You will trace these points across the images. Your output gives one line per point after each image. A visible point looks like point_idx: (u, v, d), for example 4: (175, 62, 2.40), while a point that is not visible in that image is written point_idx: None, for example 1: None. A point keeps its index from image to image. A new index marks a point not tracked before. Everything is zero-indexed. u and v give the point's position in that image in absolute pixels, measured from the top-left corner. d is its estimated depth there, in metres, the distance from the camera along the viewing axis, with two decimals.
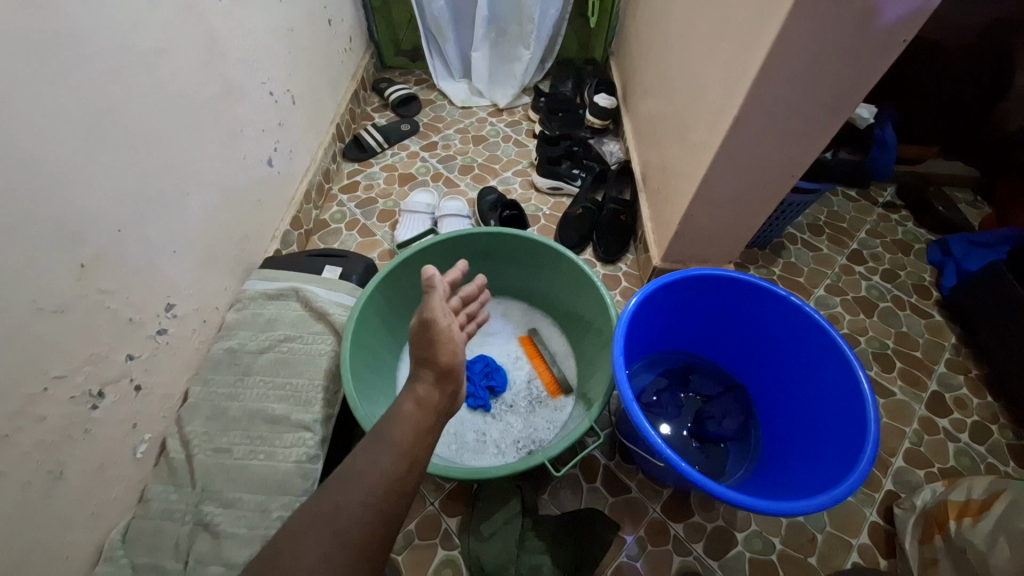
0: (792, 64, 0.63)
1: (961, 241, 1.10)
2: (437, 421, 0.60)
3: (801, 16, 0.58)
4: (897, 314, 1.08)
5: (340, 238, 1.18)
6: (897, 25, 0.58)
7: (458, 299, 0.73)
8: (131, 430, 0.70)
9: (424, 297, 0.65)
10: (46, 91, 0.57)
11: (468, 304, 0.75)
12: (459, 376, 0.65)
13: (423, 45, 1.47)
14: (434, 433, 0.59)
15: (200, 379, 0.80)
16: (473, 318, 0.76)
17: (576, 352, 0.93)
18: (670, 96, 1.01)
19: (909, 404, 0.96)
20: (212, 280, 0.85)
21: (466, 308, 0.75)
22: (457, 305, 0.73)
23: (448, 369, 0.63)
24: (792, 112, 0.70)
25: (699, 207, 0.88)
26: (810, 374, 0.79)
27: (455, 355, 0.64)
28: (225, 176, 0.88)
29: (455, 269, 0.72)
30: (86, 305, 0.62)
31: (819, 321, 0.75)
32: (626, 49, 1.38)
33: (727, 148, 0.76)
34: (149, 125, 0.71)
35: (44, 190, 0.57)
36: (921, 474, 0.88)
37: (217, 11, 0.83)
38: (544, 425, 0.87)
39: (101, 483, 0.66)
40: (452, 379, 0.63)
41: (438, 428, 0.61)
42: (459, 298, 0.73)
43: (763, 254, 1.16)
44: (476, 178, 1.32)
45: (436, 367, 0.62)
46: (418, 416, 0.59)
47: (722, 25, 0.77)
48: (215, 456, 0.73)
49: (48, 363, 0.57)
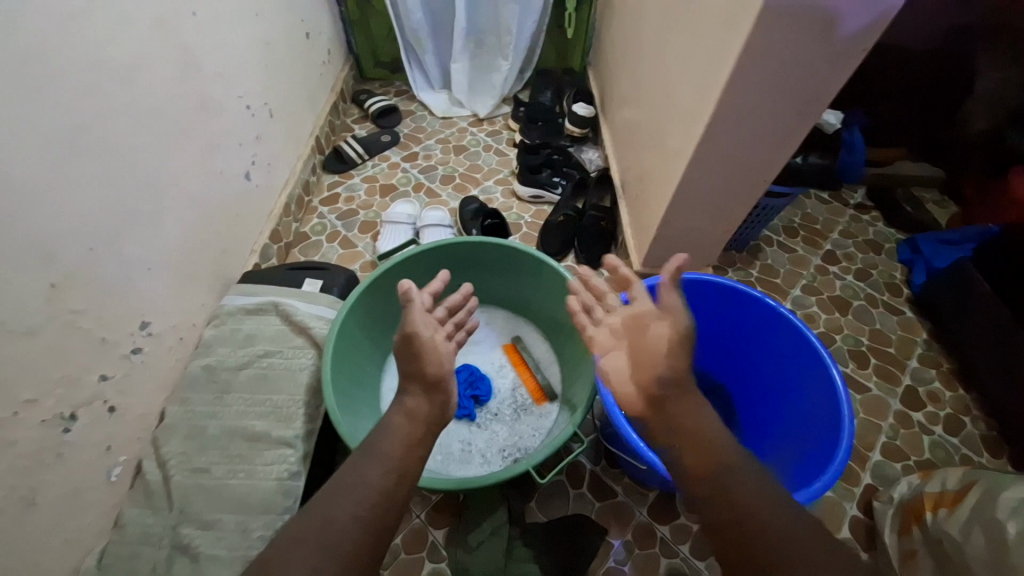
0: (759, 72, 0.65)
1: (930, 239, 1.14)
2: (427, 431, 0.61)
3: (766, 27, 0.60)
4: (871, 312, 1.11)
5: (320, 250, 1.18)
6: (856, 34, 0.61)
7: (444, 309, 0.73)
8: (105, 453, 0.68)
9: (405, 311, 0.65)
10: (16, 108, 0.56)
11: (454, 313, 0.75)
12: (448, 385, 0.64)
13: (402, 57, 1.48)
14: (423, 446, 0.60)
15: (177, 398, 0.78)
16: (462, 326, 0.76)
17: (560, 358, 0.94)
18: (645, 104, 1.04)
19: (885, 399, 0.99)
20: (189, 297, 0.84)
21: (453, 317, 0.75)
22: (442, 314, 0.73)
23: (437, 380, 0.63)
24: (761, 119, 0.72)
25: (676, 211, 0.90)
26: (787, 374, 0.81)
27: (442, 365, 0.64)
28: (203, 191, 0.88)
29: (436, 280, 0.72)
30: (59, 325, 0.61)
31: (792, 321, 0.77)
32: (602, 59, 1.41)
33: (700, 154, 0.78)
34: (122, 142, 0.70)
35: (13, 210, 0.55)
36: (898, 467, 0.90)
37: (191, 26, 0.83)
38: (530, 432, 0.87)
39: (75, 509, 0.64)
40: (441, 389, 0.63)
41: (428, 439, 0.61)
42: (445, 307, 0.73)
43: (740, 257, 1.19)
44: (458, 187, 1.33)
45: (424, 379, 0.63)
46: (408, 428, 0.59)
47: (692, 36, 0.79)
48: (193, 476, 0.72)
49: (19, 386, 0.56)
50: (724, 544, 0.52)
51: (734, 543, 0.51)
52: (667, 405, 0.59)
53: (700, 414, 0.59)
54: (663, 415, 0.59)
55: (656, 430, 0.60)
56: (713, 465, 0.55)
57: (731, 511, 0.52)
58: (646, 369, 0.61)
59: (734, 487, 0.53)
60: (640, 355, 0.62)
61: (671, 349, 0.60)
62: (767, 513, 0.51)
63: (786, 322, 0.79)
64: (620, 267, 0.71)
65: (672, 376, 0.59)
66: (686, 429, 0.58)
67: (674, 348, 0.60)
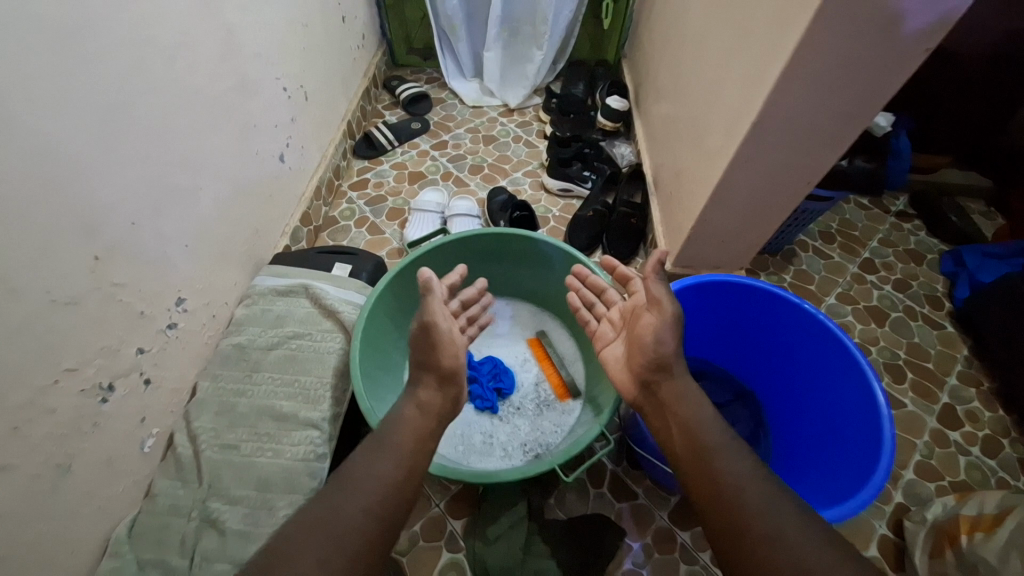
0: (815, 68, 0.62)
1: (974, 251, 1.09)
2: (439, 429, 0.63)
3: (823, 27, 0.57)
4: (909, 324, 1.07)
5: (349, 235, 1.18)
6: (922, 33, 0.57)
7: (458, 303, 0.76)
8: (139, 424, 0.70)
9: (423, 300, 0.66)
10: (65, 82, 0.56)
11: (468, 307, 0.78)
12: (461, 379, 0.67)
13: (436, 44, 1.47)
14: (435, 441, 0.62)
15: (208, 374, 0.80)
16: (474, 321, 0.79)
17: (586, 355, 0.91)
18: (685, 100, 1.01)
19: (920, 416, 0.95)
20: (222, 275, 0.85)
21: (466, 311, 0.77)
22: (457, 308, 0.75)
23: (450, 372, 0.66)
24: (812, 118, 0.68)
25: (715, 211, 0.87)
26: (826, 386, 0.79)
27: (457, 358, 0.67)
28: (239, 172, 0.89)
29: (453, 273, 0.74)
30: (102, 296, 0.62)
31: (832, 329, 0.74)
32: (639, 52, 1.38)
33: (743, 155, 0.75)
34: (164, 119, 0.71)
35: (60, 183, 0.56)
36: (932, 487, 0.87)
37: (233, 5, 0.83)
38: (552, 429, 0.84)
39: (109, 476, 0.66)
40: (454, 382, 0.66)
41: (439, 433, 0.63)
42: (459, 301, 0.76)
43: (774, 261, 1.15)
44: (486, 178, 1.32)
45: (438, 371, 0.65)
46: (420, 424, 0.62)
47: (738, 33, 0.77)
48: (222, 452, 0.73)
49: (61, 355, 0.57)
50: (716, 529, 0.53)
51: (719, 522, 0.53)
52: (655, 387, 0.64)
53: (688, 396, 0.63)
54: (654, 399, 0.65)
55: (649, 412, 0.66)
56: (702, 448, 0.58)
57: (718, 485, 0.55)
58: (637, 355, 0.67)
59: (723, 472, 0.55)
60: (633, 343, 0.68)
61: (656, 335, 0.64)
62: (755, 494, 0.53)
63: (828, 332, 0.76)
64: (619, 267, 0.75)
65: (658, 360, 0.64)
66: (672, 409, 0.62)
67: (659, 335, 0.64)
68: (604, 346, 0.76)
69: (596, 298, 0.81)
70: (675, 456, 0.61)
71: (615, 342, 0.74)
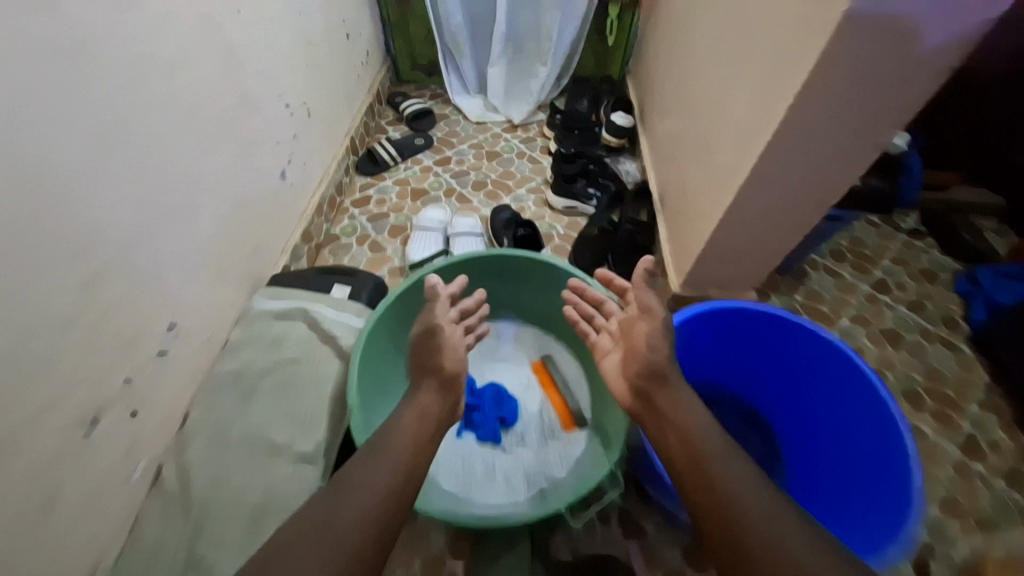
0: (835, 86, 0.59)
1: (989, 270, 1.07)
2: None
3: (845, 42, 0.55)
4: (925, 348, 1.04)
5: (350, 252, 1.16)
6: (941, 49, 0.55)
7: (457, 311, 0.76)
8: (127, 456, 0.66)
9: (429, 305, 0.72)
10: (57, 99, 0.54)
11: (467, 317, 0.78)
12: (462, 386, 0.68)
13: (440, 60, 1.46)
14: None
15: (201, 403, 0.76)
16: (472, 332, 0.79)
17: (592, 380, 0.87)
18: (692, 118, 0.99)
19: (942, 445, 0.91)
20: (220, 297, 0.82)
21: (465, 320, 0.78)
22: (456, 316, 0.76)
23: (452, 378, 0.67)
24: (831, 138, 0.66)
25: (727, 234, 0.84)
26: (849, 422, 0.75)
27: (459, 362, 0.70)
28: (239, 190, 0.86)
29: (454, 284, 0.77)
30: (92, 321, 0.59)
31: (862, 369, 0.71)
32: (644, 68, 1.37)
33: (758, 177, 0.72)
34: (160, 136, 0.69)
35: (50, 204, 0.54)
36: (958, 523, 0.83)
37: (236, 22, 0.82)
38: (557, 460, 0.81)
39: (92, 514, 0.61)
40: (454, 388, 0.67)
41: None
42: (458, 310, 0.77)
43: (784, 281, 1.12)
44: (490, 194, 1.30)
45: (440, 376, 0.67)
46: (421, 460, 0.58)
47: (749, 51, 0.75)
48: (213, 486, 0.69)
49: (47, 386, 0.54)
50: (718, 544, 0.51)
51: (720, 536, 0.51)
52: (652, 396, 0.63)
53: (685, 403, 0.61)
54: (651, 406, 0.64)
55: (647, 421, 0.64)
56: (700, 457, 0.56)
57: (717, 497, 0.53)
58: (634, 364, 0.66)
59: (721, 480, 0.54)
60: (631, 352, 0.68)
61: (650, 342, 0.65)
62: (755, 505, 0.51)
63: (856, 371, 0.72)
64: (615, 279, 0.77)
65: (655, 368, 0.64)
66: (670, 418, 0.61)
67: (654, 343, 0.65)
68: (602, 357, 0.75)
69: (594, 310, 0.80)
70: (677, 469, 0.58)
71: (613, 352, 0.73)
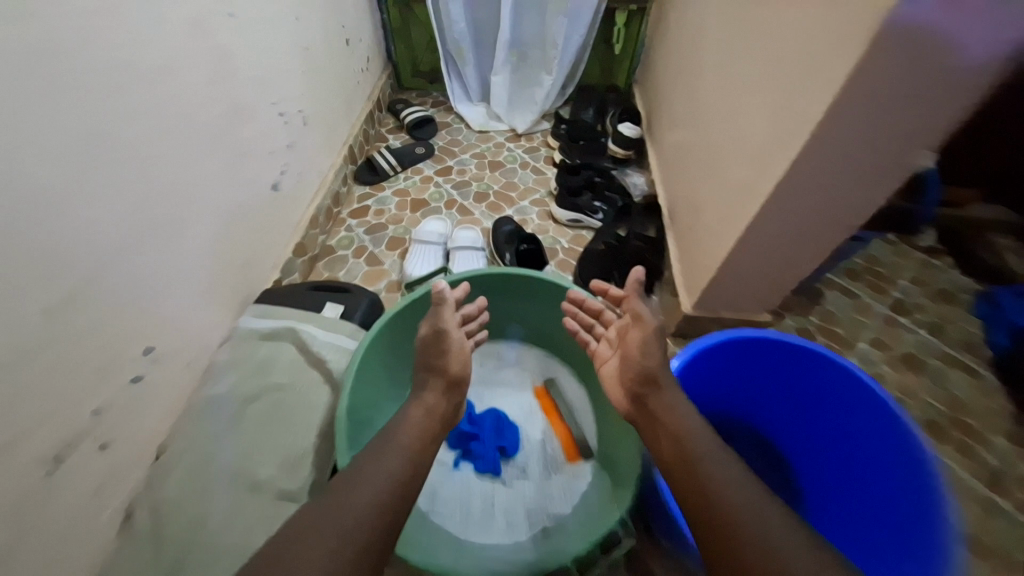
0: (869, 103, 0.55)
1: (1011, 292, 1.03)
2: None
3: (884, 54, 0.50)
4: (948, 374, 0.99)
5: (346, 265, 1.11)
6: (987, 66, 0.50)
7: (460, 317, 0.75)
8: (95, 494, 0.60)
9: (436, 309, 0.69)
10: (24, 109, 0.50)
11: (467, 323, 0.78)
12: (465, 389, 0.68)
13: (443, 67, 1.42)
14: None
15: (179, 432, 0.70)
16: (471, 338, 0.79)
17: (598, 408, 0.83)
18: (704, 131, 0.95)
19: (968, 480, 0.86)
20: (205, 316, 0.77)
21: (465, 326, 0.78)
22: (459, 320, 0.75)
23: (457, 380, 0.68)
24: (863, 158, 0.61)
25: (745, 256, 0.79)
26: (878, 467, 0.70)
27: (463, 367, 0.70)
28: (228, 202, 0.82)
29: (459, 289, 0.74)
30: (57, 349, 0.54)
31: (901, 418, 0.65)
32: (652, 78, 1.34)
33: (781, 197, 0.67)
34: (143, 147, 0.64)
35: (12, 223, 0.49)
36: (987, 566, 0.78)
37: (228, 27, 0.78)
38: (561, 495, 0.75)
39: (54, 561, 0.56)
40: (459, 390, 0.67)
41: None
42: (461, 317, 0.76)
43: (798, 301, 1.07)
44: (492, 206, 1.25)
45: (446, 378, 0.67)
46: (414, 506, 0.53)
47: (769, 63, 0.70)
48: (189, 527, 0.63)
49: (4, 423, 0.49)
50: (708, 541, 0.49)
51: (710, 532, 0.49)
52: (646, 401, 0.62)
53: (677, 406, 0.60)
54: (646, 411, 0.63)
55: (644, 427, 0.63)
56: (690, 453, 0.55)
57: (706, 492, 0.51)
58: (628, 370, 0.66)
59: (711, 476, 0.52)
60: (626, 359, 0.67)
61: (643, 348, 0.64)
62: (742, 499, 0.49)
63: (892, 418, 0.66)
64: (610, 289, 0.75)
65: (647, 373, 0.63)
66: (663, 420, 0.60)
67: (647, 349, 0.64)
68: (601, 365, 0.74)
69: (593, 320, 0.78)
70: (676, 482, 0.55)
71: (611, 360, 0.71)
